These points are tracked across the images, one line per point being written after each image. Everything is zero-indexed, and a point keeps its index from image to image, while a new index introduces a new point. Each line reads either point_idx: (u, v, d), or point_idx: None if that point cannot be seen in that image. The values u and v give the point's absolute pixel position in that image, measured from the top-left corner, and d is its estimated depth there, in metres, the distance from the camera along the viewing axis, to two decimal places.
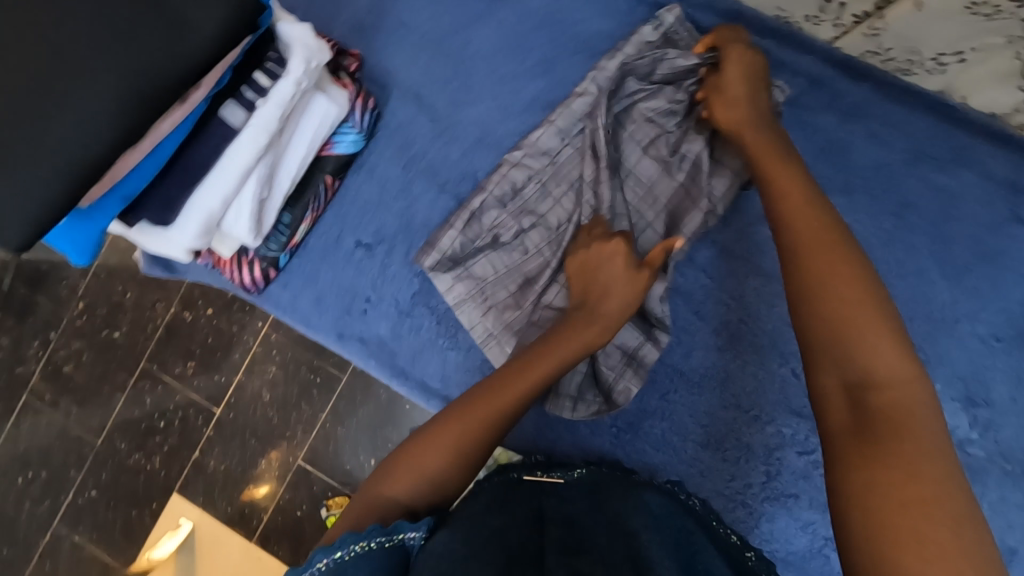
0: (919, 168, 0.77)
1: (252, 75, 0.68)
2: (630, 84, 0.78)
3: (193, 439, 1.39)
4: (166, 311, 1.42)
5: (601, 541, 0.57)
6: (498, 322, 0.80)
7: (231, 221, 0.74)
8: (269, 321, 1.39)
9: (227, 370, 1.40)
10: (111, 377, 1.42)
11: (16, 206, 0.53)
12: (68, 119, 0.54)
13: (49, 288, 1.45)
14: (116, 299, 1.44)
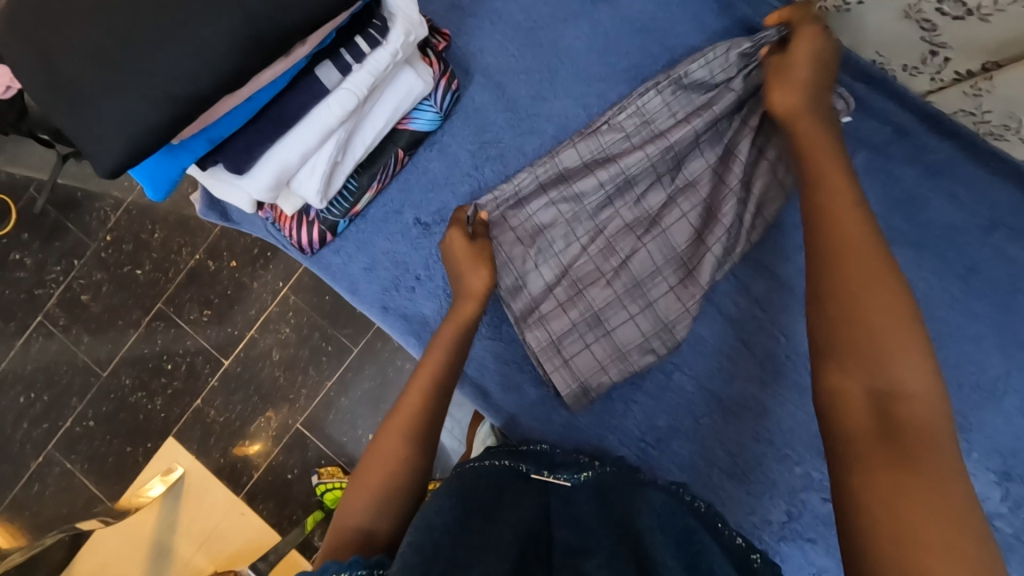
0: (992, 237, 0.76)
1: (352, 40, 0.67)
2: (697, 75, 0.76)
3: (196, 386, 1.40)
4: (190, 257, 1.42)
5: (608, 546, 0.53)
6: (525, 296, 0.80)
7: (302, 179, 0.74)
8: (291, 283, 1.40)
9: (241, 324, 1.40)
10: (127, 312, 1.42)
11: (119, 129, 0.53)
12: (186, 48, 0.53)
13: (79, 218, 1.44)
14: (144, 237, 1.43)
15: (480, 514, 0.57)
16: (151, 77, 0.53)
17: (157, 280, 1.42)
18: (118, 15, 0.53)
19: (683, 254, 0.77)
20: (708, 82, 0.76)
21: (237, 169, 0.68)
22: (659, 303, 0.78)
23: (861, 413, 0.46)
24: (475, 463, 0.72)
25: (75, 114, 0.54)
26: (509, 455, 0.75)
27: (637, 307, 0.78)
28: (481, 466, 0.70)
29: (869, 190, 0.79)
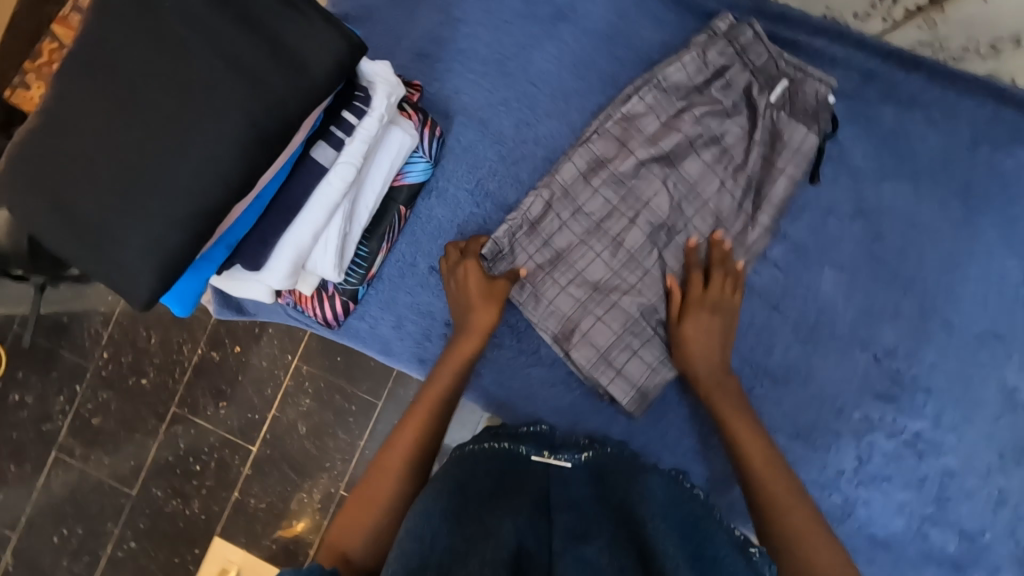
0: (979, 153, 0.80)
1: (341, 115, 0.69)
2: (674, 76, 0.81)
3: (230, 478, 1.38)
4: (193, 353, 1.41)
5: (609, 534, 0.54)
6: (559, 318, 0.81)
7: (317, 259, 0.75)
8: (300, 354, 1.39)
9: (260, 406, 1.39)
10: (142, 424, 1.40)
11: (147, 260, 0.54)
12: (195, 167, 0.53)
13: (72, 341, 1.42)
14: (142, 344, 1.42)
15: (478, 508, 0.58)
16: (168, 203, 0.53)
17: (166, 383, 1.41)
18: (122, 148, 0.53)
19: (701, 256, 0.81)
20: (685, 81, 0.81)
21: (255, 265, 0.69)
22: None
23: None
24: (474, 444, 0.73)
25: (98, 252, 0.54)
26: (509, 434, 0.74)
27: None
28: (479, 451, 0.70)
29: (854, 134, 0.82)
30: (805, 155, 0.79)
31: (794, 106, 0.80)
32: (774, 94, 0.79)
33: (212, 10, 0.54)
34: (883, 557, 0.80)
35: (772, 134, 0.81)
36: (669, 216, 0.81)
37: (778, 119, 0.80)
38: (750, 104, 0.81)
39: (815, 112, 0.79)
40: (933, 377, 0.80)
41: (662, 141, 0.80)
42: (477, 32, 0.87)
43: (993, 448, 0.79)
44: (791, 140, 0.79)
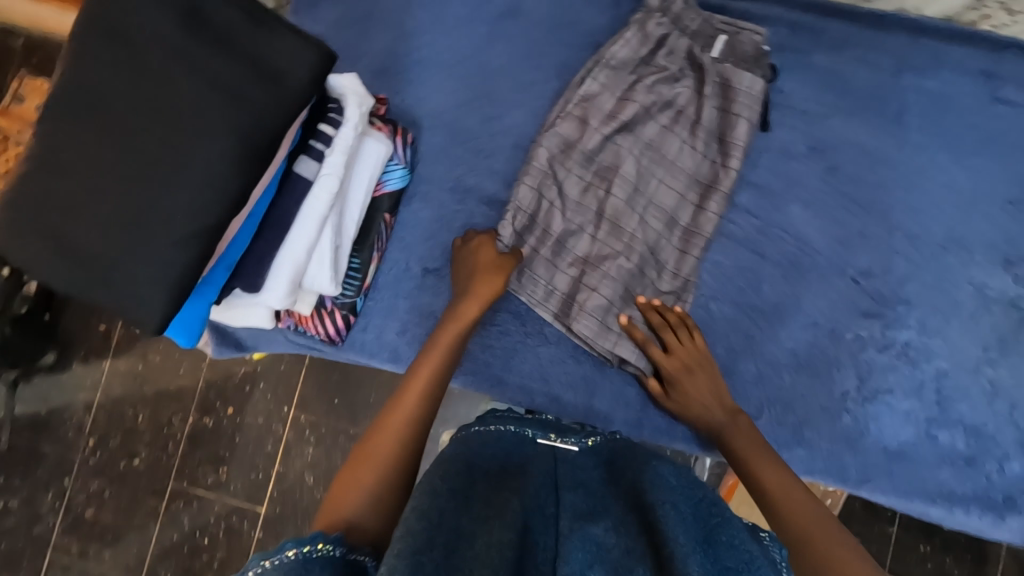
0: (907, 78, 0.88)
1: (317, 129, 0.71)
2: (620, 53, 0.86)
3: (243, 545, 1.32)
4: (184, 424, 1.36)
5: (616, 515, 0.50)
6: (558, 296, 0.84)
7: (313, 274, 0.77)
8: (295, 403, 1.35)
9: (263, 463, 1.34)
10: (142, 504, 1.35)
11: (155, 284, 0.55)
12: (189, 186, 0.55)
13: (53, 435, 1.37)
14: (129, 424, 1.37)
15: (486, 488, 0.56)
16: (168, 226, 0.55)
17: (160, 459, 1.36)
18: (116, 180, 0.55)
19: (678, 216, 0.86)
20: (631, 56, 0.86)
21: (256, 285, 0.70)
22: (673, 260, 0.86)
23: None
24: (479, 426, 0.72)
25: (105, 283, 0.55)
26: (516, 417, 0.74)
27: (658, 270, 0.85)
28: (486, 433, 0.69)
29: (794, 81, 0.88)
30: (757, 97, 0.84)
31: (736, 56, 0.85)
32: (716, 50, 0.85)
33: (184, 35, 0.55)
34: (900, 466, 0.84)
35: (723, 86, 0.85)
36: (640, 182, 0.85)
37: (725, 71, 0.85)
38: (694, 66, 0.87)
39: (756, 57, 0.85)
40: (909, 288, 0.86)
41: (622, 114, 0.85)
42: (430, 42, 0.91)
43: (978, 341, 0.85)
44: (741, 89, 0.84)
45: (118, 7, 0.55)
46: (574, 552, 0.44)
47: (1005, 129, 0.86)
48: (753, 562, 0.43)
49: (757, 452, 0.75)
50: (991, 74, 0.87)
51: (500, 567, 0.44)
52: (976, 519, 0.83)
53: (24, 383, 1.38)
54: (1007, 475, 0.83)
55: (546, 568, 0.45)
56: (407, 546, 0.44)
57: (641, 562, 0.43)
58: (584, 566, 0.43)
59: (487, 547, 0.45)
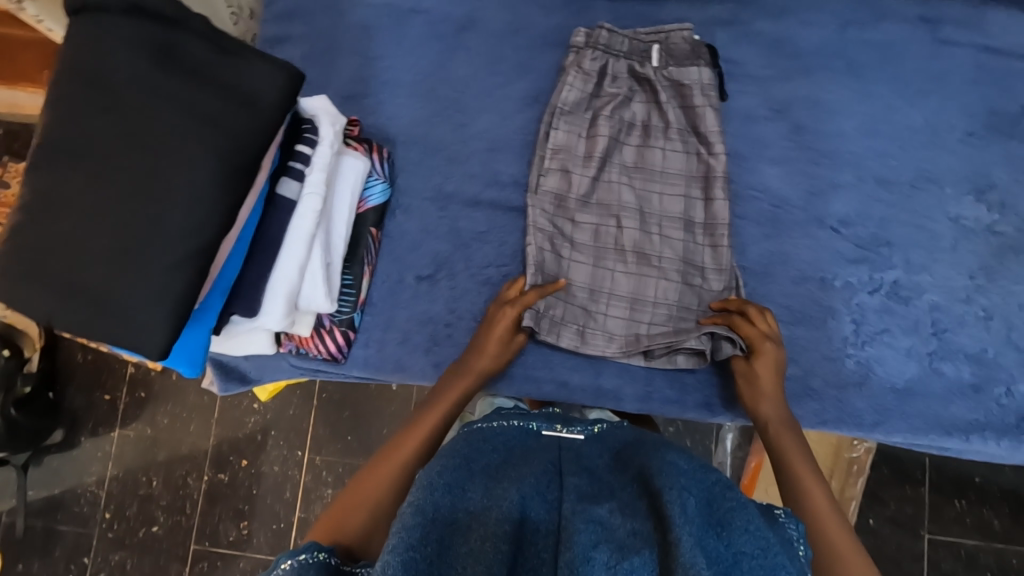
0: (851, 32, 0.92)
1: (296, 150, 0.74)
2: (568, 95, 0.88)
3: None
4: (200, 481, 1.35)
5: (623, 501, 0.51)
6: (612, 338, 0.85)
7: (308, 292, 0.78)
8: (309, 445, 1.34)
9: (283, 512, 1.33)
10: (165, 570, 1.33)
11: (154, 308, 0.56)
12: (176, 210, 0.56)
13: (68, 513, 1.35)
14: (144, 490, 1.35)
15: (486, 476, 0.57)
16: (159, 251, 0.56)
17: (179, 521, 1.34)
18: (107, 216, 0.56)
19: (691, 216, 0.87)
20: (581, 93, 0.88)
21: (254, 307, 0.71)
22: (710, 261, 0.86)
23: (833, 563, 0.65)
24: (484, 424, 0.70)
25: (107, 317, 0.55)
26: (518, 413, 0.72)
27: (700, 278, 0.86)
28: (490, 429, 0.68)
29: (745, 50, 0.92)
30: (709, 86, 0.87)
31: (674, 56, 0.88)
32: (655, 60, 0.88)
33: (155, 70, 0.57)
34: (912, 405, 0.84)
35: (675, 87, 0.88)
36: (644, 204, 0.87)
37: (671, 74, 0.87)
38: (641, 81, 0.89)
39: (694, 50, 0.88)
40: (888, 230, 0.88)
41: (597, 150, 0.87)
42: (394, 63, 0.95)
43: (964, 271, 0.86)
44: (693, 85, 0.87)
45: (88, 53, 0.57)
46: (579, 534, 0.45)
47: (951, 66, 0.90)
48: (769, 550, 0.45)
49: (794, 441, 0.75)
50: (927, 18, 0.91)
51: (496, 562, 0.45)
52: (995, 446, 0.83)
53: (34, 464, 1.37)
54: (1017, 398, 0.84)
55: (546, 555, 0.46)
56: (402, 542, 0.46)
57: (648, 544, 0.44)
58: (589, 546, 0.44)
59: (482, 541, 0.46)
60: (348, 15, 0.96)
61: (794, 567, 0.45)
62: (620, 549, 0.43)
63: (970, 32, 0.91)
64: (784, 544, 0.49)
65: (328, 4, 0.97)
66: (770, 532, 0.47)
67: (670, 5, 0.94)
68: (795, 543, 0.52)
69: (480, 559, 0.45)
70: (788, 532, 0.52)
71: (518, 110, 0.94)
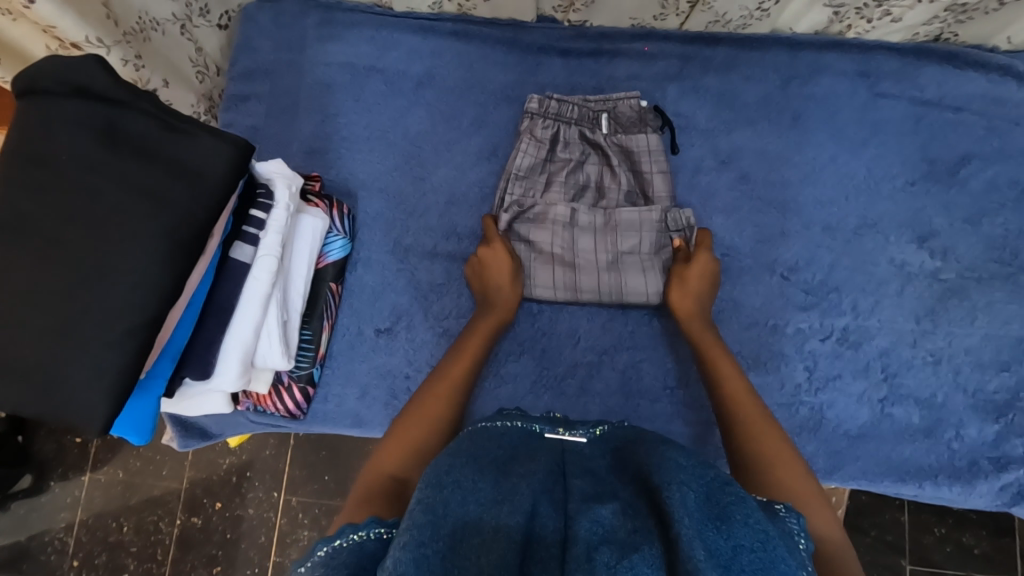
0: (793, 87, 0.96)
1: (250, 214, 0.75)
2: (521, 161, 0.91)
3: None
4: (172, 526, 1.32)
5: (627, 497, 0.47)
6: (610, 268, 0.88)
7: (263, 352, 0.78)
8: (284, 486, 1.32)
9: (258, 556, 1.29)
10: None
11: (94, 385, 0.56)
12: (120, 285, 0.57)
13: (35, 562, 1.31)
14: (114, 536, 1.32)
15: (495, 470, 0.51)
16: (101, 327, 0.56)
17: (150, 568, 1.30)
18: (46, 295, 0.56)
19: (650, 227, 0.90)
20: (534, 159, 0.91)
21: (205, 372, 0.71)
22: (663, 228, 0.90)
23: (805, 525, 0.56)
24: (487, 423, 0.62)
25: (42, 394, 0.55)
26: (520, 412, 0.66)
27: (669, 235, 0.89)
28: (492, 428, 0.60)
29: (693, 104, 0.96)
30: (657, 151, 0.91)
31: (622, 124, 0.93)
32: (604, 127, 0.92)
33: (103, 149, 0.58)
34: (865, 450, 0.86)
35: (625, 153, 0.92)
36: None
37: (620, 141, 0.92)
38: (594, 146, 0.93)
39: (641, 117, 0.93)
40: (836, 276, 0.90)
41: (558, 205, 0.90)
42: (355, 119, 0.98)
43: (910, 315, 0.89)
44: (641, 150, 0.91)
45: (33, 135, 0.58)
46: (583, 532, 0.42)
47: (888, 118, 0.94)
48: (770, 543, 0.41)
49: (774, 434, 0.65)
50: (865, 73, 0.95)
51: (507, 556, 0.40)
52: (947, 491, 0.85)
53: (2, 511, 1.33)
54: (966, 441, 0.85)
55: (554, 551, 0.42)
56: (411, 540, 0.41)
57: (648, 540, 0.41)
58: (591, 548, 0.41)
59: (495, 533, 0.42)
60: (310, 73, 0.99)
61: (794, 561, 0.41)
62: (621, 548, 0.40)
63: (905, 87, 0.95)
64: (783, 537, 0.45)
65: (290, 64, 1.00)
66: (770, 525, 0.44)
67: (621, 62, 0.98)
68: (796, 536, 0.47)
69: (493, 549, 0.41)
70: (788, 526, 0.48)
71: (476, 163, 0.96)
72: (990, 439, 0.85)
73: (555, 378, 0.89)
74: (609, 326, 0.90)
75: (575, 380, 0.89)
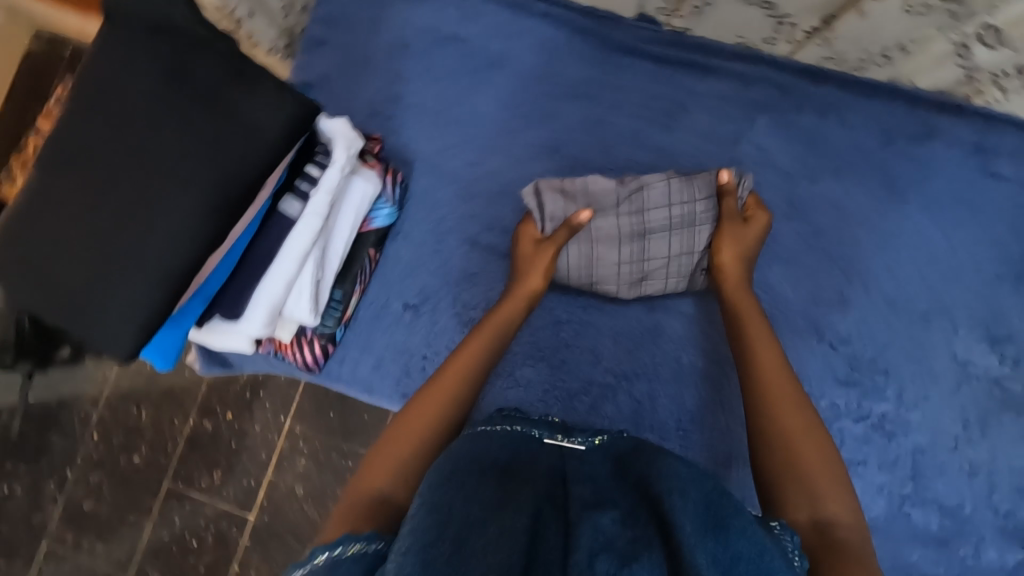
0: (893, 146, 0.88)
1: (304, 169, 0.75)
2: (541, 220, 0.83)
3: (228, 549, 1.32)
4: (185, 424, 1.39)
5: (628, 503, 0.46)
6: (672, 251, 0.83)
7: (292, 304, 0.79)
8: (292, 413, 1.34)
9: (255, 471, 1.34)
10: (136, 503, 1.36)
11: (126, 317, 0.58)
12: (166, 227, 0.58)
13: (61, 426, 1.40)
14: (132, 421, 1.39)
15: (496, 475, 0.48)
16: (140, 265, 0.58)
17: (159, 458, 1.38)
18: (94, 223, 0.58)
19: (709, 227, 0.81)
20: (561, 215, 0.82)
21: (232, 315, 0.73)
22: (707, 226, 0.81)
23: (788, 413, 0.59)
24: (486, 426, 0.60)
25: (74, 313, 0.58)
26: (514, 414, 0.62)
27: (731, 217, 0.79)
28: (492, 432, 0.57)
29: (778, 142, 0.90)
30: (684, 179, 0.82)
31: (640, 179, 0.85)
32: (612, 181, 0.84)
33: (169, 89, 0.59)
34: None
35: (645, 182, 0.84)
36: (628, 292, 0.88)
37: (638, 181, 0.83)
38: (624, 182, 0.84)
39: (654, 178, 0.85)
40: (888, 357, 0.85)
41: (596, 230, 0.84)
42: (425, 86, 0.95)
43: (958, 417, 0.83)
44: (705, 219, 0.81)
45: (106, 62, 0.59)
46: (582, 540, 0.41)
47: (991, 203, 0.86)
48: (764, 553, 0.41)
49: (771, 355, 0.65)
50: (980, 146, 0.86)
51: (508, 564, 0.39)
52: None
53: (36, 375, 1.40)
54: (983, 561, 0.80)
55: (554, 557, 0.40)
56: (416, 542, 0.40)
57: (648, 548, 0.40)
58: (589, 556, 0.39)
59: (499, 534, 0.41)
60: (390, 30, 0.96)
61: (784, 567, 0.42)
62: (621, 558, 0.39)
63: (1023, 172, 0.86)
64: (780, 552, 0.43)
65: (372, 15, 0.97)
66: (767, 539, 0.43)
67: (713, 81, 0.91)
68: (790, 554, 0.46)
69: (501, 548, 0.40)
70: (782, 543, 0.46)
71: (537, 158, 0.93)
72: (1008, 567, 0.80)
73: (567, 393, 0.87)
74: (634, 353, 0.88)
75: (587, 400, 0.87)
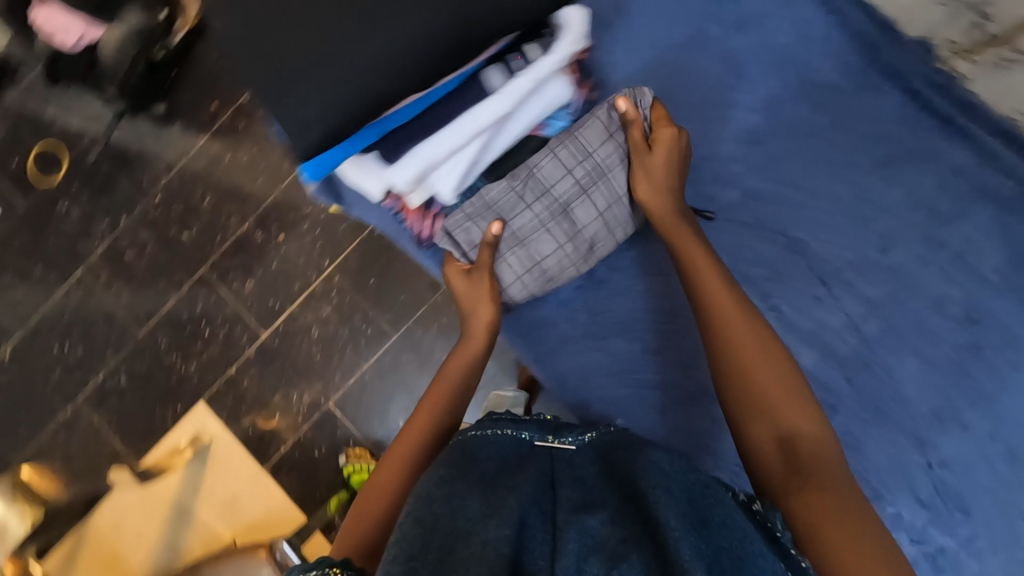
0: None
1: (523, 47, 0.72)
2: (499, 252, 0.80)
3: (232, 354, 1.29)
4: (239, 227, 1.29)
5: (613, 506, 0.44)
6: (599, 208, 0.80)
7: (439, 174, 0.73)
8: (338, 261, 1.26)
9: (282, 297, 1.28)
10: (170, 273, 1.31)
11: (327, 108, 0.66)
12: (387, 48, 0.66)
13: (131, 173, 1.33)
14: (194, 202, 1.30)
15: (484, 489, 0.48)
16: (356, 70, 0.65)
17: (204, 245, 1.30)
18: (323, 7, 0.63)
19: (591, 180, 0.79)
20: (477, 238, 0.80)
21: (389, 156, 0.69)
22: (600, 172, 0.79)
23: (777, 383, 0.59)
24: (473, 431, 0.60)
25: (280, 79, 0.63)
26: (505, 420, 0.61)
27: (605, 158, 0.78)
28: (481, 438, 0.58)
29: (990, 244, 0.81)
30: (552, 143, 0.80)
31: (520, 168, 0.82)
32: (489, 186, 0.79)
33: None
34: None
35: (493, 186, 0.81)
36: None
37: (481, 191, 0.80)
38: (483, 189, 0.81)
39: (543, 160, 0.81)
40: (976, 501, 0.80)
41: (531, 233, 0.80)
42: (659, 13, 0.86)
43: None
44: (611, 165, 0.79)
45: None
46: (569, 542, 0.38)
47: None
48: (747, 540, 0.41)
49: (756, 340, 0.62)
50: None
51: (496, 564, 0.37)
52: None
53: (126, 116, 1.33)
54: None
55: (543, 563, 0.37)
56: (401, 554, 0.40)
57: (638, 548, 0.38)
58: (578, 559, 0.37)
59: (483, 545, 0.39)
60: None
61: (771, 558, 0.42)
62: (608, 559, 0.37)
63: None
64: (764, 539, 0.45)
65: None
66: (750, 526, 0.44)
67: (958, 149, 0.81)
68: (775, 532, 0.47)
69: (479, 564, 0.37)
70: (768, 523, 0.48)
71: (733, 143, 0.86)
72: None
73: (642, 381, 0.88)
74: None
75: (657, 398, 0.87)
